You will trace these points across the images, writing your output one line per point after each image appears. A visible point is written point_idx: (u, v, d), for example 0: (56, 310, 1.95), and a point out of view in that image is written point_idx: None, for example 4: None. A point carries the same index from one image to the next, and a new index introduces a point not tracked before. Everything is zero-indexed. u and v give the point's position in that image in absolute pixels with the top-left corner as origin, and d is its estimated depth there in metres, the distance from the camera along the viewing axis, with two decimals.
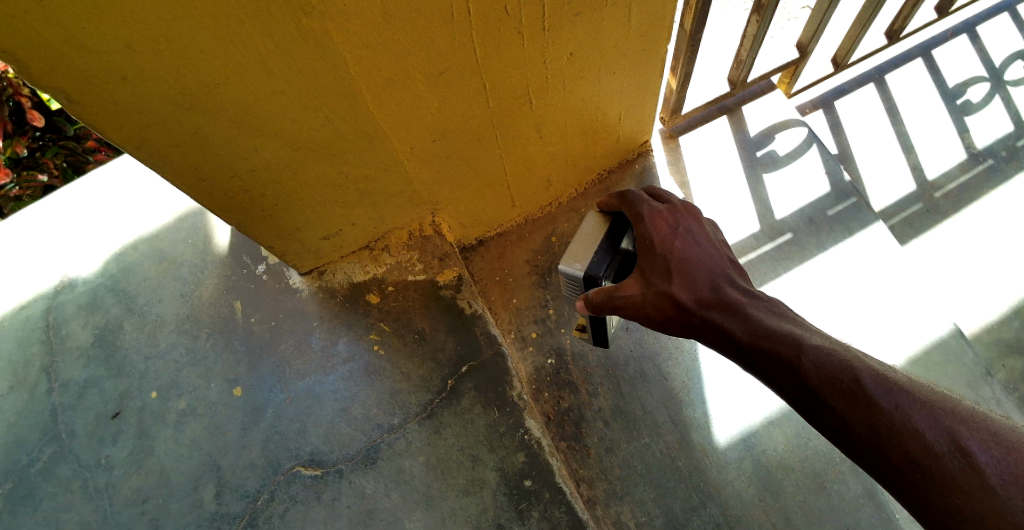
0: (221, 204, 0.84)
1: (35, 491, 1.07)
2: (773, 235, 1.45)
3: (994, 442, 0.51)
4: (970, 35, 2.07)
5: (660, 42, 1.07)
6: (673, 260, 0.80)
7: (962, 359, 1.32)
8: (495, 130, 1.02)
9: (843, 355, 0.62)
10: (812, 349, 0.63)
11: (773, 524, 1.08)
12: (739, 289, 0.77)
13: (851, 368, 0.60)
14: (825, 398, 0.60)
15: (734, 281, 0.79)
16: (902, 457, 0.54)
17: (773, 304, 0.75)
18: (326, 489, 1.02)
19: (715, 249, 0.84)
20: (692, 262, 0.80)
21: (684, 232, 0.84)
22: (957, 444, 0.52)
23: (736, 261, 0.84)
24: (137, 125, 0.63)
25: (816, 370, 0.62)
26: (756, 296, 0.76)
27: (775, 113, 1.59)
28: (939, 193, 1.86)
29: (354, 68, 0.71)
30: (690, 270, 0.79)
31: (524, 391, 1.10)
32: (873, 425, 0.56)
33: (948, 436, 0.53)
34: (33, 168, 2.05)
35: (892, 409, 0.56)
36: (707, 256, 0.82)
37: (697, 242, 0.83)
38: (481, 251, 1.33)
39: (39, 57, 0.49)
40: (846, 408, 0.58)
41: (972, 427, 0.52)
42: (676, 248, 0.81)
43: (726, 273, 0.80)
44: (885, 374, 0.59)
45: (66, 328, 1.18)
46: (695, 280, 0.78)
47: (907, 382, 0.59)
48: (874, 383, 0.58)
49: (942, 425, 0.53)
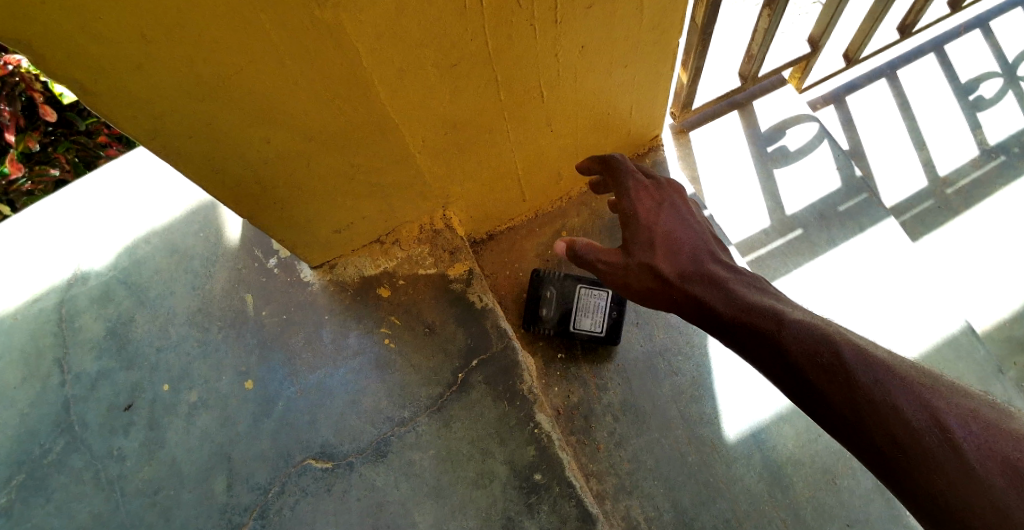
0: (233, 195, 0.85)
1: (48, 482, 1.08)
2: (783, 231, 1.47)
3: (972, 419, 0.53)
4: (983, 30, 2.04)
5: (674, 34, 1.05)
6: (658, 236, 0.86)
7: (972, 355, 1.33)
8: (505, 122, 1.02)
9: (824, 331, 0.64)
10: (794, 325, 0.66)
11: (782, 520, 1.08)
12: (721, 265, 0.82)
13: (831, 342, 0.62)
14: (807, 375, 0.62)
15: (716, 257, 0.84)
16: (886, 438, 0.55)
17: (754, 279, 0.79)
18: (336, 481, 1.03)
19: (701, 228, 0.89)
20: (677, 240, 0.85)
21: (668, 206, 0.91)
22: (936, 421, 0.54)
23: (720, 239, 0.90)
24: (151, 115, 0.63)
25: (799, 346, 0.64)
26: (737, 271, 0.81)
27: (787, 107, 1.57)
28: (950, 190, 1.85)
29: (365, 59, 0.71)
30: (673, 243, 0.85)
31: (534, 385, 1.10)
32: (854, 400, 0.58)
33: (928, 413, 0.54)
34: (45, 162, 2.08)
35: (871, 384, 0.57)
36: (692, 234, 0.87)
37: (684, 222, 0.89)
38: (491, 245, 1.34)
39: (56, 48, 0.49)
40: (826, 383, 0.60)
41: (952, 406, 0.54)
42: (660, 221, 0.88)
43: (710, 251, 0.84)
44: (865, 348, 0.61)
45: (79, 320, 1.19)
46: (678, 255, 0.83)
47: (887, 358, 0.60)
48: (854, 357, 0.60)
49: (921, 401, 0.55)
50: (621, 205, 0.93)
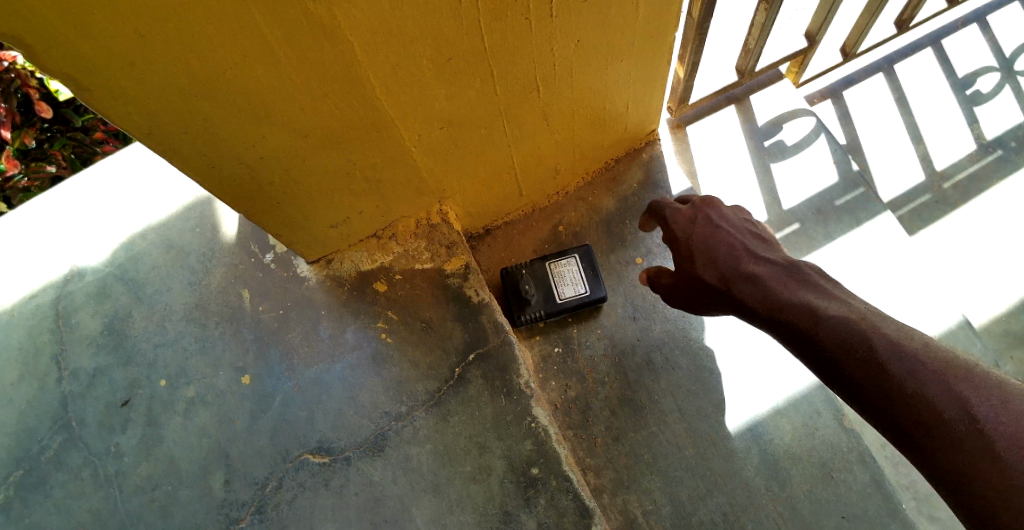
0: (230, 192, 0.85)
1: (46, 479, 1.08)
2: (780, 226, 1.47)
3: (1001, 407, 0.51)
4: (980, 24, 2.04)
5: (670, 29, 1.05)
6: (697, 246, 0.89)
7: (971, 350, 1.32)
8: (502, 118, 1.02)
9: (858, 322, 0.63)
10: (829, 318, 0.66)
11: (780, 514, 1.08)
12: (763, 260, 0.82)
13: (863, 333, 0.61)
14: (841, 367, 0.62)
15: (757, 255, 0.83)
16: (913, 421, 0.55)
17: (796, 267, 0.78)
18: (334, 476, 1.03)
19: (741, 230, 0.89)
20: (716, 247, 0.87)
21: (705, 220, 0.92)
22: (965, 409, 0.52)
23: (768, 238, 0.88)
24: (146, 113, 0.63)
25: (831, 336, 0.64)
26: (779, 265, 0.80)
27: (783, 102, 1.57)
28: (948, 184, 1.85)
29: (361, 56, 0.71)
30: (712, 254, 0.86)
31: (531, 380, 1.10)
32: (884, 389, 0.57)
33: (955, 401, 0.53)
34: (42, 160, 2.08)
35: (904, 375, 0.57)
36: (731, 235, 0.87)
37: (722, 225, 0.90)
38: (488, 240, 1.34)
39: (49, 45, 0.49)
40: (858, 372, 0.60)
41: (983, 394, 0.52)
42: (696, 235, 0.90)
43: (750, 246, 0.85)
44: (899, 337, 0.60)
45: (76, 317, 1.19)
46: (718, 262, 0.85)
47: (922, 346, 0.58)
48: (886, 347, 0.59)
49: (949, 389, 0.54)
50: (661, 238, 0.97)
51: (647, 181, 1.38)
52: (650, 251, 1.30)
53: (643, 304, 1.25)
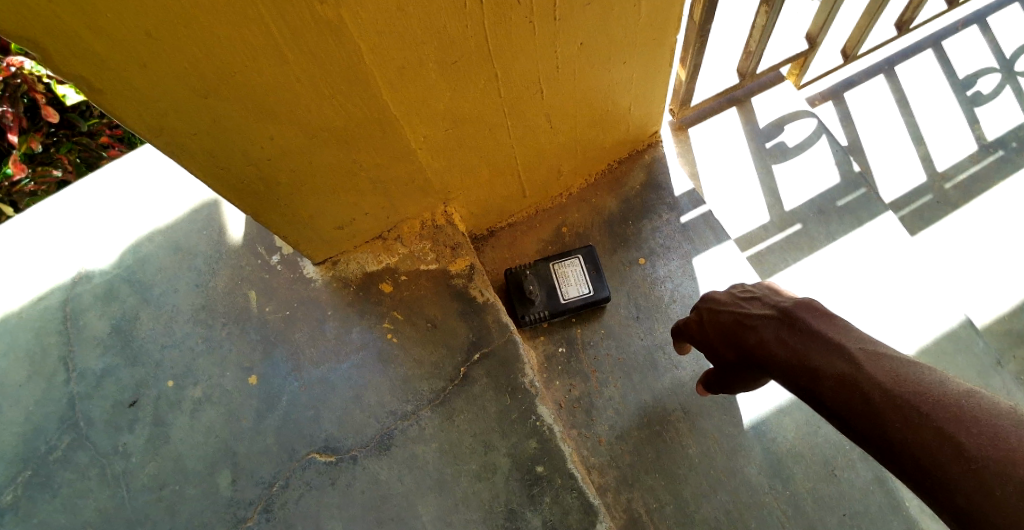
0: (237, 191, 0.86)
1: (54, 478, 1.09)
2: (783, 226, 1.51)
3: (990, 444, 0.47)
4: (981, 25, 2.05)
5: (672, 31, 1.06)
6: (710, 331, 0.94)
7: (972, 348, 1.37)
8: (505, 118, 1.03)
9: (852, 376, 0.63)
10: (824, 382, 0.66)
11: (783, 512, 1.09)
12: (759, 318, 0.82)
13: (858, 390, 0.61)
14: (849, 423, 0.62)
15: (751, 313, 0.84)
16: (914, 466, 0.53)
17: (786, 316, 0.77)
18: (339, 475, 1.03)
19: (739, 296, 0.91)
20: (722, 325, 0.90)
21: (708, 300, 0.96)
22: (959, 453, 0.48)
23: (766, 291, 0.88)
24: (155, 113, 0.64)
25: (834, 398, 0.65)
26: (773, 316, 0.80)
27: (785, 103, 1.58)
28: (949, 184, 1.86)
29: (366, 56, 0.72)
30: (721, 331, 0.90)
31: (536, 379, 1.11)
32: (885, 438, 0.57)
33: (947, 444, 0.50)
34: (48, 163, 2.10)
35: (899, 423, 0.55)
36: (726, 308, 0.90)
37: (717, 301, 0.94)
38: (492, 242, 1.35)
39: (62, 44, 0.50)
40: (869, 431, 0.59)
41: (975, 431, 0.48)
42: (704, 318, 0.95)
43: (746, 309, 0.86)
44: (897, 382, 0.58)
45: (83, 318, 1.20)
46: (729, 340, 0.88)
47: (917, 386, 0.56)
48: (882, 400, 0.58)
49: (942, 433, 0.51)
50: (683, 327, 1.03)
51: (649, 182, 1.38)
52: (652, 251, 1.31)
53: (646, 304, 1.26)
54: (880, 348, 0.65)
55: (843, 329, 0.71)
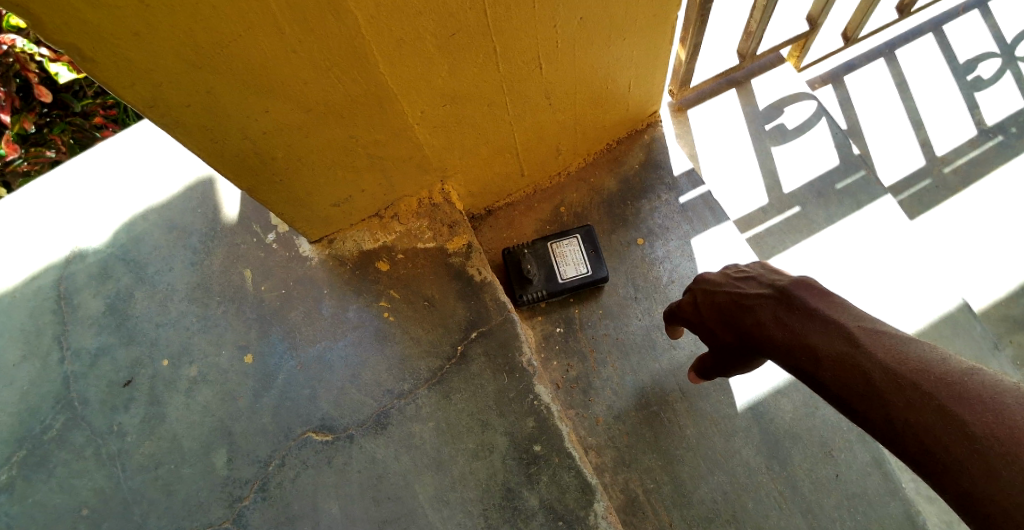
0: (231, 166, 0.84)
1: (49, 458, 1.09)
2: (781, 209, 1.50)
3: (994, 422, 0.46)
4: (982, 10, 2.03)
5: (672, 8, 1.04)
6: (705, 313, 0.93)
7: (969, 331, 1.38)
8: (504, 95, 1.02)
9: (856, 357, 0.62)
10: (825, 361, 0.66)
11: (780, 492, 1.09)
12: (755, 298, 0.82)
13: (861, 371, 0.60)
14: (850, 404, 0.61)
15: (747, 294, 0.83)
16: (918, 448, 0.52)
17: (784, 296, 0.77)
18: (336, 454, 1.03)
19: (736, 276, 0.90)
20: (718, 306, 0.89)
21: (704, 282, 0.95)
22: (962, 433, 0.48)
23: (763, 272, 0.87)
24: (149, 85, 0.62)
25: (834, 380, 0.64)
26: (771, 296, 0.79)
27: (785, 85, 1.56)
28: (948, 169, 1.86)
29: (365, 28, 0.70)
30: (717, 312, 0.89)
31: (533, 358, 1.10)
32: (888, 419, 0.56)
33: (951, 424, 0.49)
34: (41, 144, 2.08)
35: (902, 405, 0.54)
36: (722, 289, 0.89)
37: (711, 283, 0.93)
38: (490, 221, 1.34)
39: (53, 12, 0.48)
40: (872, 413, 0.58)
41: (979, 411, 0.47)
42: (699, 300, 0.94)
43: (741, 289, 0.85)
44: (900, 364, 0.57)
45: (78, 297, 1.19)
46: (726, 321, 0.88)
47: (919, 366, 0.55)
48: (886, 381, 0.57)
49: (945, 411, 0.50)
50: (678, 309, 1.02)
51: (648, 161, 1.37)
52: (651, 232, 1.30)
53: (645, 284, 1.25)
54: (877, 326, 0.65)
55: (840, 308, 0.71)
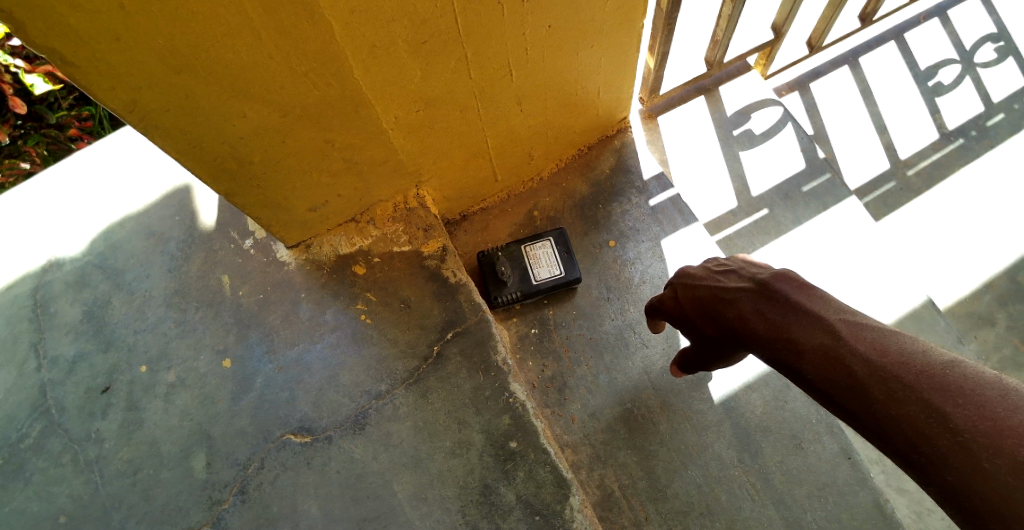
0: (210, 169, 0.86)
1: (25, 465, 1.09)
2: (750, 211, 1.55)
3: (977, 416, 0.47)
4: (942, 18, 2.12)
5: (639, 16, 1.09)
6: (687, 306, 0.96)
7: (933, 327, 1.43)
8: (476, 99, 1.05)
9: (839, 351, 0.64)
10: (807, 354, 0.69)
11: (752, 484, 1.13)
12: (735, 292, 0.85)
13: (846, 365, 0.63)
14: (835, 397, 0.64)
15: (730, 287, 0.86)
16: (905, 442, 0.54)
17: (764, 289, 0.80)
18: (315, 455, 1.05)
19: (720, 269, 0.93)
20: (699, 299, 0.93)
21: (688, 276, 0.98)
22: (946, 426, 0.50)
23: (744, 264, 0.90)
24: (130, 89, 0.64)
25: (818, 373, 0.67)
26: (754, 289, 0.82)
27: (751, 92, 1.62)
28: (912, 171, 1.93)
29: (339, 33, 0.73)
30: (701, 304, 0.92)
31: (508, 357, 1.13)
32: (874, 413, 0.58)
33: (935, 418, 0.51)
34: (16, 156, 2.07)
35: (885, 398, 0.57)
36: (702, 283, 0.93)
37: (693, 276, 0.96)
38: (465, 225, 1.37)
39: (36, 16, 0.49)
40: (857, 406, 0.61)
41: (961, 403, 0.49)
42: (683, 293, 0.97)
43: (722, 282, 0.89)
44: (882, 358, 0.59)
45: (55, 305, 1.20)
46: (708, 315, 0.91)
47: (900, 358, 0.58)
48: (869, 374, 0.60)
49: (929, 405, 0.52)
50: (662, 302, 1.05)
51: (619, 165, 1.41)
52: (623, 233, 1.34)
53: (617, 284, 1.29)
54: (858, 317, 0.68)
55: (821, 300, 0.73)
